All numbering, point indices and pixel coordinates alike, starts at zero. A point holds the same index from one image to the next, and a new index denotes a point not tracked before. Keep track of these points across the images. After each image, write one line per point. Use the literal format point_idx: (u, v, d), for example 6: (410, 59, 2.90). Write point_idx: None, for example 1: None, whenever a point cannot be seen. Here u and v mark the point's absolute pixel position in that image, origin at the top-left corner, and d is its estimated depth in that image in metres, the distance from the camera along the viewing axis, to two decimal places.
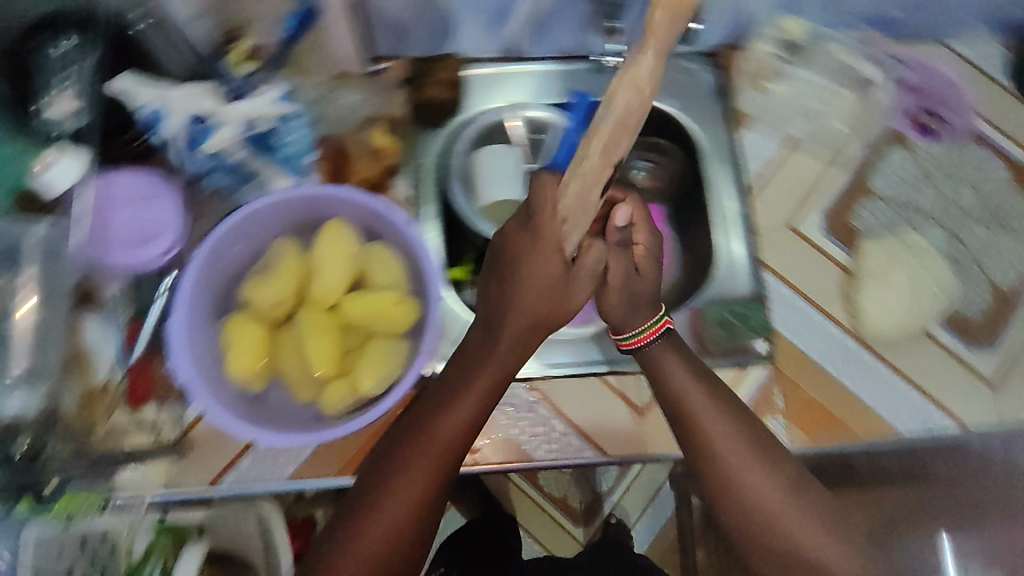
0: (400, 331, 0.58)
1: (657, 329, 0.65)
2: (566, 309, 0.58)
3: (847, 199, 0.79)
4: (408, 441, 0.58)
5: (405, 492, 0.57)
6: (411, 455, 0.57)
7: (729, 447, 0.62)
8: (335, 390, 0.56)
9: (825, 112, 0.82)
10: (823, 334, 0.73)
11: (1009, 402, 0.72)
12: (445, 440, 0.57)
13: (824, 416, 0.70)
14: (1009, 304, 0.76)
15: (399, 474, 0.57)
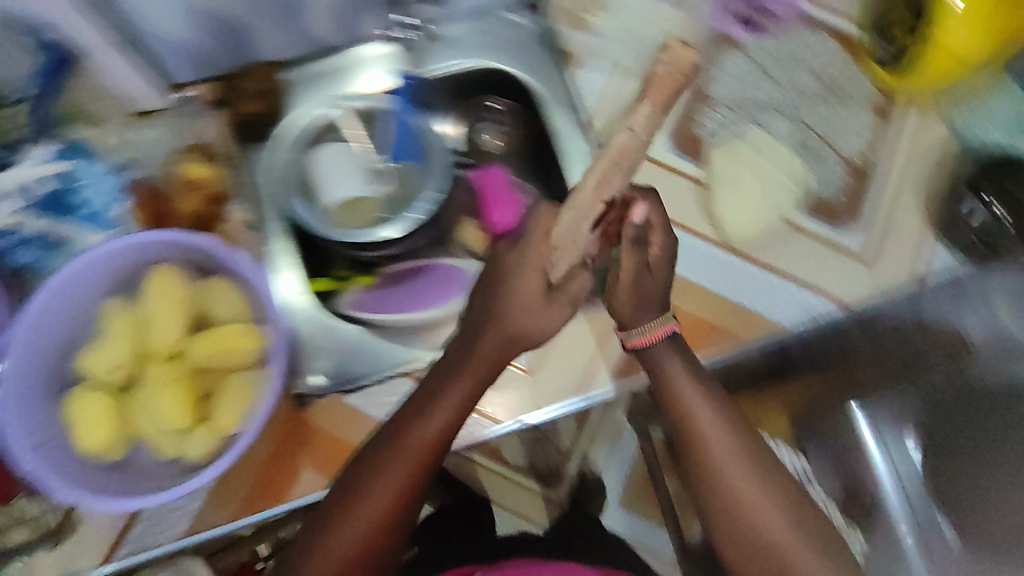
0: (245, 362, 0.58)
1: (660, 332, 0.65)
2: (542, 328, 0.65)
3: (689, 111, 0.78)
4: (386, 457, 0.59)
5: (380, 495, 0.59)
6: (382, 469, 0.59)
7: (715, 425, 0.64)
8: (198, 438, 0.55)
9: (649, 33, 0.81)
10: (696, 254, 0.74)
11: (882, 267, 0.75)
12: (418, 445, 0.60)
13: (717, 329, 0.72)
14: (867, 180, 0.78)
15: (380, 488, 0.59)
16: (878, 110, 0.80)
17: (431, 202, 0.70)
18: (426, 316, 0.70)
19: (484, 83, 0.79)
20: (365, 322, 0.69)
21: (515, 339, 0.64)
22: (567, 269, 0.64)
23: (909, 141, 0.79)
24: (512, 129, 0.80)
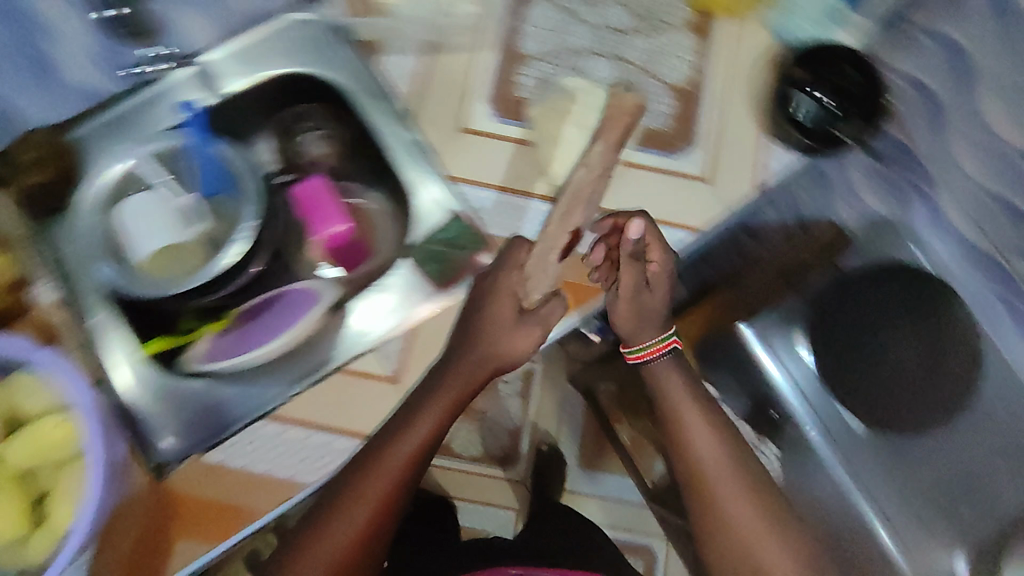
0: (74, 456, 0.57)
1: (657, 350, 0.73)
2: (518, 352, 0.66)
3: (504, 74, 0.74)
4: (359, 482, 0.64)
5: (352, 517, 0.65)
6: (356, 496, 0.64)
7: (715, 458, 0.72)
8: (39, 542, 0.55)
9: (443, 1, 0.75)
10: (539, 217, 0.70)
11: (728, 185, 0.71)
12: (387, 475, 0.64)
13: (577, 288, 0.69)
14: (692, 100, 0.74)
15: (353, 510, 0.64)
16: (696, 27, 0.76)
17: (244, 236, 0.67)
18: (275, 352, 0.67)
19: (288, 92, 0.76)
20: (216, 373, 0.67)
21: (492, 370, 0.67)
22: (543, 295, 0.66)
23: (728, 53, 0.75)
24: (331, 133, 0.76)
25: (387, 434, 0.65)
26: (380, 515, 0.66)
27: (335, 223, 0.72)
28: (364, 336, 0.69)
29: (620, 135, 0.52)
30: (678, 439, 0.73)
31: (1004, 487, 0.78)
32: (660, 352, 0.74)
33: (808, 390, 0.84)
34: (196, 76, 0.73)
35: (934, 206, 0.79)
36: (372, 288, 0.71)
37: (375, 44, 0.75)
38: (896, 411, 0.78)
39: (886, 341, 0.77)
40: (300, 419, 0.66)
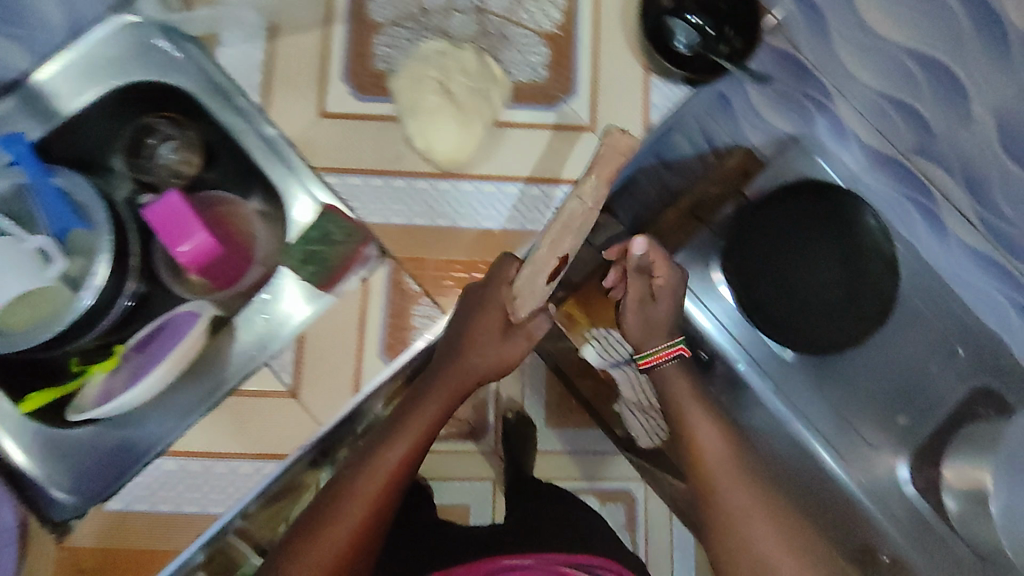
0: None
1: (666, 354, 0.76)
2: (506, 362, 0.64)
3: (358, 46, 0.68)
4: (330, 514, 0.55)
5: (311, 565, 0.53)
6: (322, 534, 0.54)
7: (721, 452, 0.72)
8: None
9: None
10: (421, 197, 0.67)
11: (613, 131, 0.68)
12: (362, 500, 0.56)
13: (467, 266, 0.67)
14: (564, 42, 0.69)
15: (314, 555, 0.53)
16: None
17: (103, 271, 0.62)
18: (166, 382, 0.65)
19: (132, 105, 0.68)
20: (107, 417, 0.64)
21: (479, 379, 0.63)
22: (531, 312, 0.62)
23: None
24: (190, 138, 0.68)
25: (369, 454, 0.59)
26: (343, 569, 0.54)
27: (197, 236, 0.61)
28: (255, 351, 0.67)
29: (608, 171, 0.51)
30: (685, 436, 0.74)
31: (940, 387, 0.77)
32: (664, 353, 0.76)
33: (734, 328, 0.82)
34: (20, 107, 0.65)
35: (834, 116, 0.72)
36: (257, 301, 0.68)
37: (211, 36, 0.68)
38: (814, 335, 0.76)
39: (798, 262, 0.77)
40: (203, 450, 0.65)
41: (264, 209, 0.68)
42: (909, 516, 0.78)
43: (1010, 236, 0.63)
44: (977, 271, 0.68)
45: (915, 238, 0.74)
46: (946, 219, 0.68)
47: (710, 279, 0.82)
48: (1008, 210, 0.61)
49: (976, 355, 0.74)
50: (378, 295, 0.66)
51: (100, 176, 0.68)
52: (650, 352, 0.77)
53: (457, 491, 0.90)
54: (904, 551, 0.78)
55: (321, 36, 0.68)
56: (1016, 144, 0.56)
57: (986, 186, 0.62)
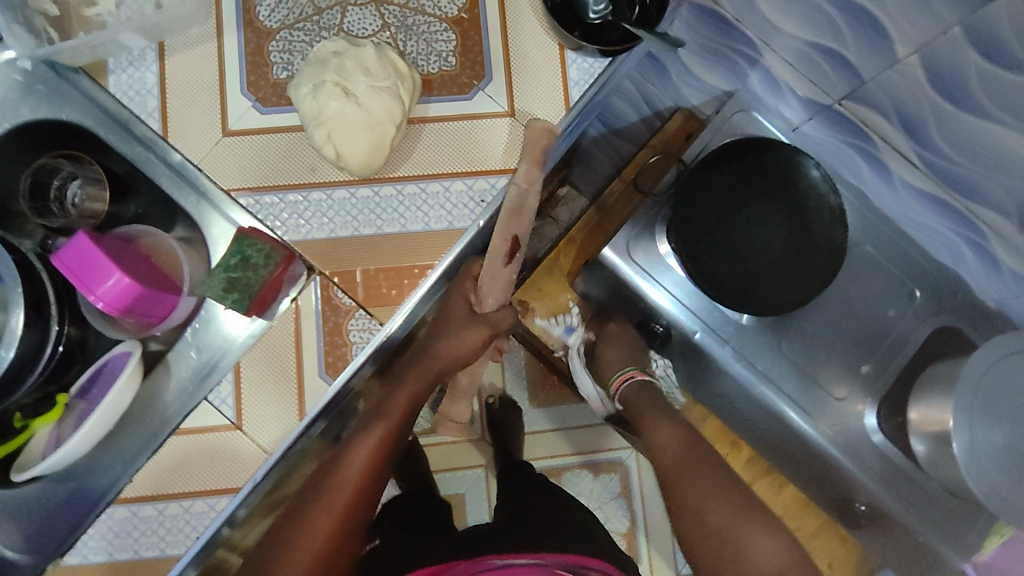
0: None
1: (621, 380, 0.79)
2: (470, 351, 0.66)
3: (255, 57, 0.65)
4: (328, 485, 0.64)
5: (316, 527, 0.62)
6: (322, 503, 0.63)
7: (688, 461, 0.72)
8: None
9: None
10: (342, 208, 0.63)
11: (535, 113, 0.65)
12: (355, 468, 0.65)
13: (399, 273, 0.64)
14: (471, 25, 0.66)
15: (320, 518, 0.62)
16: None
17: (22, 322, 0.61)
18: (107, 427, 0.63)
19: (30, 147, 0.65)
20: (50, 471, 0.62)
21: (445, 371, 0.67)
22: (496, 301, 0.65)
23: None
24: (94, 173, 0.66)
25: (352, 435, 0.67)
26: (344, 532, 0.63)
27: (113, 278, 0.59)
28: (194, 385, 0.65)
29: (535, 154, 0.56)
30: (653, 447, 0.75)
31: (903, 330, 0.77)
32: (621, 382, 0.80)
33: (687, 299, 0.77)
34: None
35: (765, 69, 0.69)
36: (189, 334, 0.66)
37: (99, 63, 0.64)
38: (767, 295, 0.73)
39: (741, 222, 0.74)
40: (150, 494, 0.62)
41: (187, 236, 0.68)
42: (882, 464, 0.76)
43: (950, 174, 0.63)
44: (926, 212, 0.70)
45: (862, 184, 0.75)
46: (889, 164, 0.69)
47: (656, 252, 0.77)
48: (945, 148, 0.61)
49: (933, 296, 0.76)
50: (310, 312, 0.64)
51: (11, 223, 0.66)
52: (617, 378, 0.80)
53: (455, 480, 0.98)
54: (880, 499, 0.77)
55: (214, 51, 0.65)
56: (945, 84, 0.56)
57: (921, 129, 0.62)
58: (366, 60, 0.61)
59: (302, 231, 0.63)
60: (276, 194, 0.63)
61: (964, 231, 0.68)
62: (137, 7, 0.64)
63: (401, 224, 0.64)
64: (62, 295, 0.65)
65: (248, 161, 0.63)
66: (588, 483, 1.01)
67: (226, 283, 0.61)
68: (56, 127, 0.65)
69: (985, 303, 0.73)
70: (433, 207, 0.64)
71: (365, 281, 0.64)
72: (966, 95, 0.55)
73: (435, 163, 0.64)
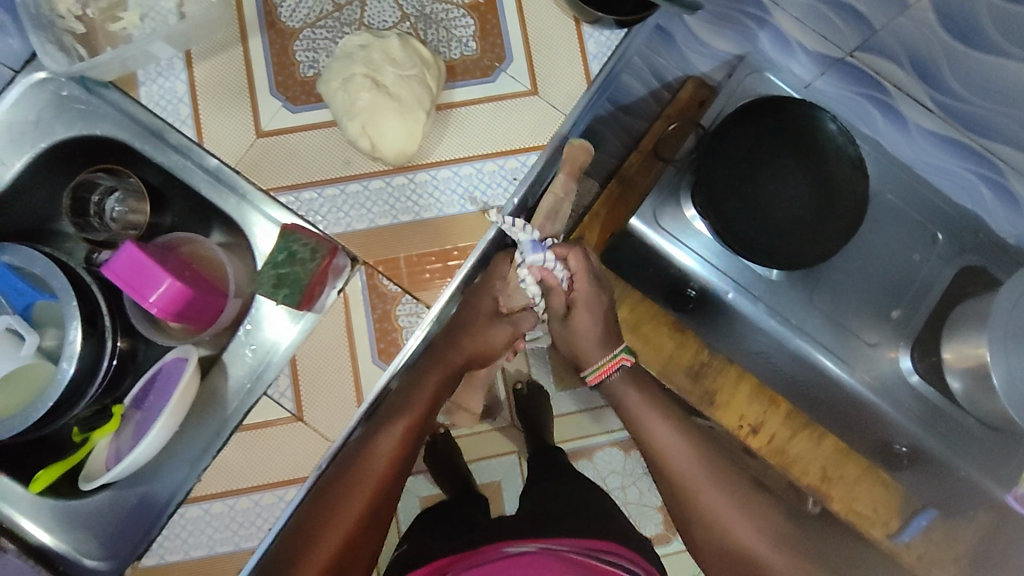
0: None
1: (612, 367, 0.77)
2: (493, 346, 0.73)
3: (281, 57, 0.66)
4: (357, 472, 0.65)
5: (349, 510, 0.64)
6: (353, 489, 0.64)
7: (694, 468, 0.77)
8: None
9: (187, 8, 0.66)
10: (379, 198, 0.65)
11: (558, 90, 0.66)
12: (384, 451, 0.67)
13: (441, 256, 0.65)
14: (488, 9, 0.67)
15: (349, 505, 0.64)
16: None
17: (79, 335, 0.61)
18: (170, 430, 0.64)
19: (66, 164, 0.67)
20: (119, 479, 0.64)
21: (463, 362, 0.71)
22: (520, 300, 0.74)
23: None
24: (134, 186, 0.67)
25: (378, 424, 0.67)
26: (375, 512, 0.65)
27: (165, 284, 0.59)
28: (251, 382, 0.67)
29: (574, 167, 0.68)
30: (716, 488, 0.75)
31: (929, 273, 0.79)
32: (608, 366, 0.77)
33: (716, 259, 0.80)
34: None
35: (775, 29, 0.71)
36: (241, 333, 0.67)
37: (128, 76, 0.65)
38: (791, 250, 0.75)
39: (761, 179, 0.77)
40: (221, 491, 0.64)
41: (226, 240, 0.70)
42: (918, 404, 0.78)
43: (965, 115, 0.65)
44: (944, 154, 0.72)
45: (878, 134, 0.78)
46: (905, 112, 0.71)
47: (683, 216, 0.79)
48: (960, 90, 0.63)
49: (956, 238, 0.78)
50: (359, 302, 0.65)
51: (54, 242, 0.69)
52: (592, 365, 0.77)
53: (490, 469, 1.00)
54: (921, 440, 0.79)
55: (240, 56, 0.66)
56: (957, 25, 0.57)
57: (935, 73, 0.63)
58: (389, 52, 0.63)
59: (345, 224, 0.65)
60: (314, 189, 0.65)
61: (984, 170, 0.70)
62: (162, 19, 0.65)
63: (439, 210, 0.65)
64: (112, 306, 0.66)
65: (284, 160, 0.65)
66: (620, 461, 1.02)
67: (278, 294, 0.61)
68: (90, 142, 0.66)
69: (1003, 239, 0.77)
70: (467, 188, 0.65)
71: (411, 268, 0.65)
72: (979, 34, 0.56)
73: (465, 147, 0.66)
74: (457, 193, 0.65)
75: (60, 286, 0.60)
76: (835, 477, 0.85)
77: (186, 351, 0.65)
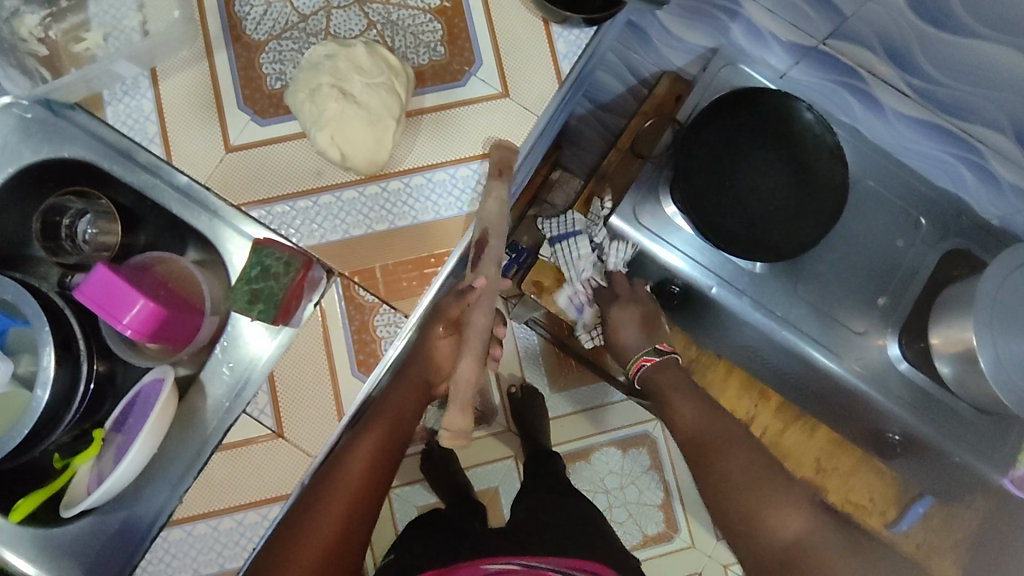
0: None
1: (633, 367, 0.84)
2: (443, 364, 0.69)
3: (248, 70, 0.65)
4: (332, 482, 0.63)
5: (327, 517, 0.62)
6: (330, 499, 0.62)
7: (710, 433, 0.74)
8: None
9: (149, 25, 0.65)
10: (353, 208, 0.64)
11: (530, 92, 0.66)
12: (360, 461, 0.64)
13: (418, 263, 0.64)
14: (455, 13, 0.66)
15: (327, 512, 0.62)
16: None
17: (53, 360, 0.60)
18: (150, 453, 0.63)
19: (37, 189, 0.67)
20: (100, 503, 0.63)
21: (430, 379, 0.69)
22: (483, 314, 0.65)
23: None
24: (103, 208, 0.67)
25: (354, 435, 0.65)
26: (355, 517, 0.63)
27: (138, 304, 0.59)
28: (230, 400, 0.66)
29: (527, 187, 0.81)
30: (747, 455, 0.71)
31: (913, 259, 0.79)
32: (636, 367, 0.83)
33: (700, 256, 0.79)
34: None
35: (747, 21, 0.70)
36: (219, 351, 0.67)
37: (93, 97, 0.64)
38: (775, 243, 0.75)
39: (741, 172, 0.77)
40: (203, 511, 0.63)
41: (200, 258, 0.70)
42: (909, 390, 0.77)
43: (940, 97, 0.65)
44: (922, 138, 0.72)
45: (856, 122, 0.77)
46: (880, 97, 0.71)
47: (663, 213, 0.78)
48: (932, 71, 0.62)
49: (938, 221, 0.78)
50: (335, 314, 0.64)
51: (26, 266, 0.68)
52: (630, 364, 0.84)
53: (485, 475, 0.99)
54: (913, 427, 0.77)
55: (206, 70, 0.65)
56: (927, 9, 0.56)
57: (909, 57, 0.63)
58: (354, 61, 0.62)
59: (320, 233, 0.64)
60: (285, 201, 0.64)
61: (963, 153, 0.69)
62: (124, 39, 0.64)
63: (413, 217, 0.64)
64: (87, 331, 0.66)
65: (255, 174, 0.64)
66: (617, 460, 1.01)
67: (259, 308, 0.60)
68: (58, 165, 0.66)
69: (987, 221, 0.77)
70: (440, 192, 0.64)
71: (387, 277, 0.64)
72: (951, 17, 0.55)
73: (436, 153, 0.65)
74: (429, 198, 0.64)
75: (31, 310, 0.59)
76: (830, 468, 0.86)
77: (163, 375, 0.64)
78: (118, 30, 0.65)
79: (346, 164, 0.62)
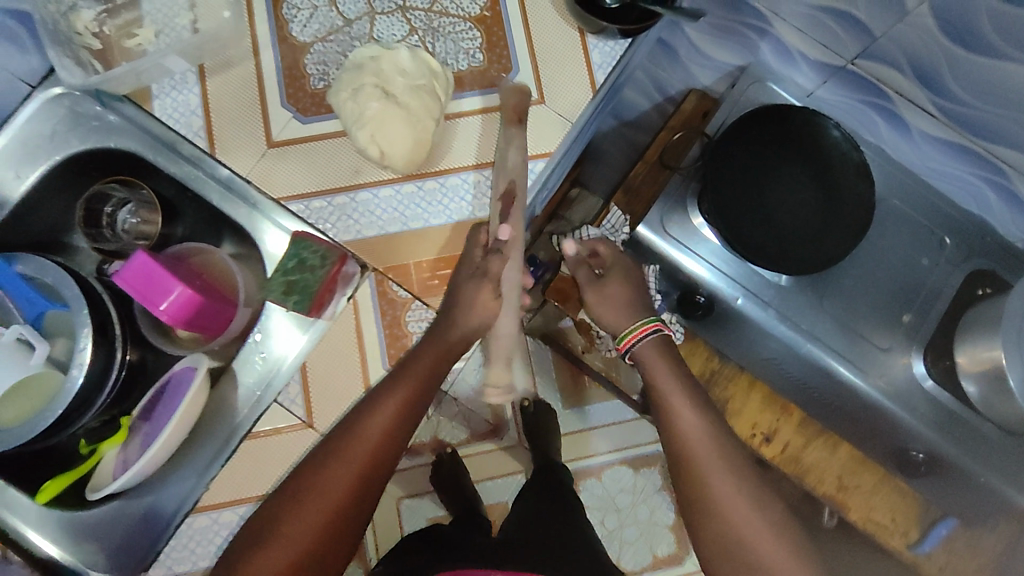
0: None
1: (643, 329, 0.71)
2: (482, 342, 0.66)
3: (292, 70, 0.67)
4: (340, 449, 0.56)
5: (328, 488, 0.54)
6: (333, 470, 0.55)
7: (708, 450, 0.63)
8: None
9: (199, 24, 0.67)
10: (389, 205, 0.65)
11: (566, 100, 0.67)
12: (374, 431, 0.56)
13: (450, 262, 0.65)
14: (495, 22, 0.68)
15: (328, 485, 0.54)
16: None
17: (89, 343, 0.61)
18: (178, 440, 0.63)
19: (79, 176, 0.69)
20: (125, 489, 0.63)
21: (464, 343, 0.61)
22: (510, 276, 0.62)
23: None
24: (145, 198, 0.68)
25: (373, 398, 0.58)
26: (357, 497, 0.55)
27: (177, 290, 0.59)
28: (260, 391, 0.67)
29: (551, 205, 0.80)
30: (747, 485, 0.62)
31: (938, 278, 0.79)
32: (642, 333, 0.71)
33: (724, 266, 0.80)
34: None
35: (777, 39, 0.71)
36: (251, 342, 0.68)
37: (142, 89, 0.66)
38: (802, 255, 0.76)
39: (768, 187, 0.77)
40: (229, 500, 0.63)
41: (236, 251, 0.72)
42: (933, 409, 0.77)
43: (968, 119, 0.66)
44: (947, 158, 0.73)
45: (881, 140, 0.79)
46: (907, 117, 0.72)
47: (691, 224, 0.79)
48: (959, 91, 0.63)
49: (964, 242, 0.79)
50: (368, 307, 0.65)
51: (64, 252, 0.71)
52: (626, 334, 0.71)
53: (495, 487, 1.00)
54: (937, 446, 0.78)
55: (252, 69, 0.67)
56: (957, 31, 0.57)
57: (937, 79, 0.64)
58: (395, 63, 0.64)
59: (358, 228, 0.65)
60: (323, 197, 0.65)
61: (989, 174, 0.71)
62: (174, 36, 0.67)
63: (447, 215, 0.65)
64: (122, 316, 0.67)
65: (295, 170, 0.65)
66: (629, 478, 1.01)
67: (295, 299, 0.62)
68: (102, 153, 0.68)
69: (1013, 244, 0.78)
70: (474, 192, 0.66)
71: (419, 273, 0.66)
72: (978, 38, 0.57)
73: (471, 155, 0.66)
74: (463, 197, 0.65)
75: (71, 292, 0.60)
76: (851, 487, 0.84)
77: (194, 364, 0.64)
78: (169, 27, 0.67)
79: (385, 162, 0.64)
